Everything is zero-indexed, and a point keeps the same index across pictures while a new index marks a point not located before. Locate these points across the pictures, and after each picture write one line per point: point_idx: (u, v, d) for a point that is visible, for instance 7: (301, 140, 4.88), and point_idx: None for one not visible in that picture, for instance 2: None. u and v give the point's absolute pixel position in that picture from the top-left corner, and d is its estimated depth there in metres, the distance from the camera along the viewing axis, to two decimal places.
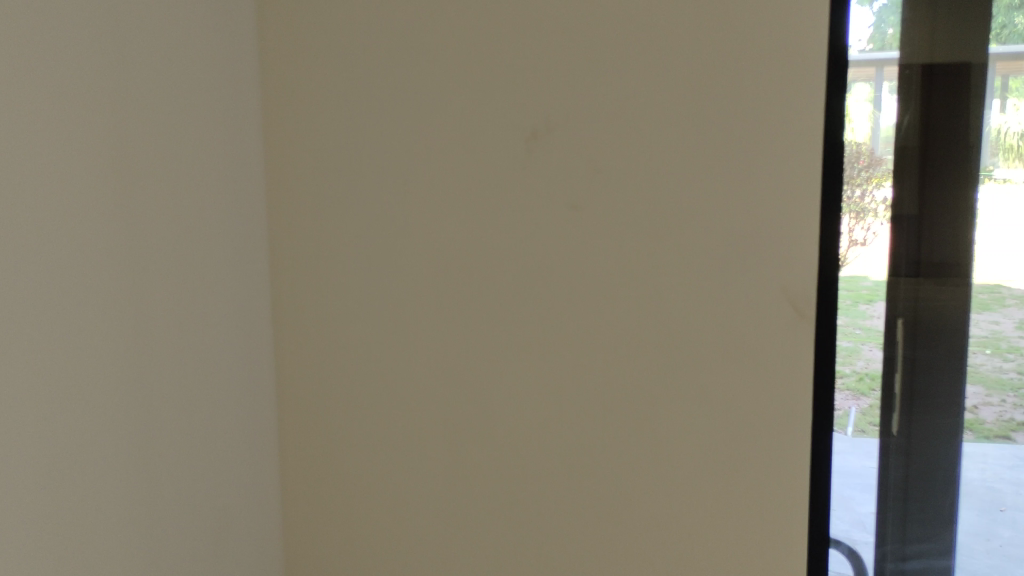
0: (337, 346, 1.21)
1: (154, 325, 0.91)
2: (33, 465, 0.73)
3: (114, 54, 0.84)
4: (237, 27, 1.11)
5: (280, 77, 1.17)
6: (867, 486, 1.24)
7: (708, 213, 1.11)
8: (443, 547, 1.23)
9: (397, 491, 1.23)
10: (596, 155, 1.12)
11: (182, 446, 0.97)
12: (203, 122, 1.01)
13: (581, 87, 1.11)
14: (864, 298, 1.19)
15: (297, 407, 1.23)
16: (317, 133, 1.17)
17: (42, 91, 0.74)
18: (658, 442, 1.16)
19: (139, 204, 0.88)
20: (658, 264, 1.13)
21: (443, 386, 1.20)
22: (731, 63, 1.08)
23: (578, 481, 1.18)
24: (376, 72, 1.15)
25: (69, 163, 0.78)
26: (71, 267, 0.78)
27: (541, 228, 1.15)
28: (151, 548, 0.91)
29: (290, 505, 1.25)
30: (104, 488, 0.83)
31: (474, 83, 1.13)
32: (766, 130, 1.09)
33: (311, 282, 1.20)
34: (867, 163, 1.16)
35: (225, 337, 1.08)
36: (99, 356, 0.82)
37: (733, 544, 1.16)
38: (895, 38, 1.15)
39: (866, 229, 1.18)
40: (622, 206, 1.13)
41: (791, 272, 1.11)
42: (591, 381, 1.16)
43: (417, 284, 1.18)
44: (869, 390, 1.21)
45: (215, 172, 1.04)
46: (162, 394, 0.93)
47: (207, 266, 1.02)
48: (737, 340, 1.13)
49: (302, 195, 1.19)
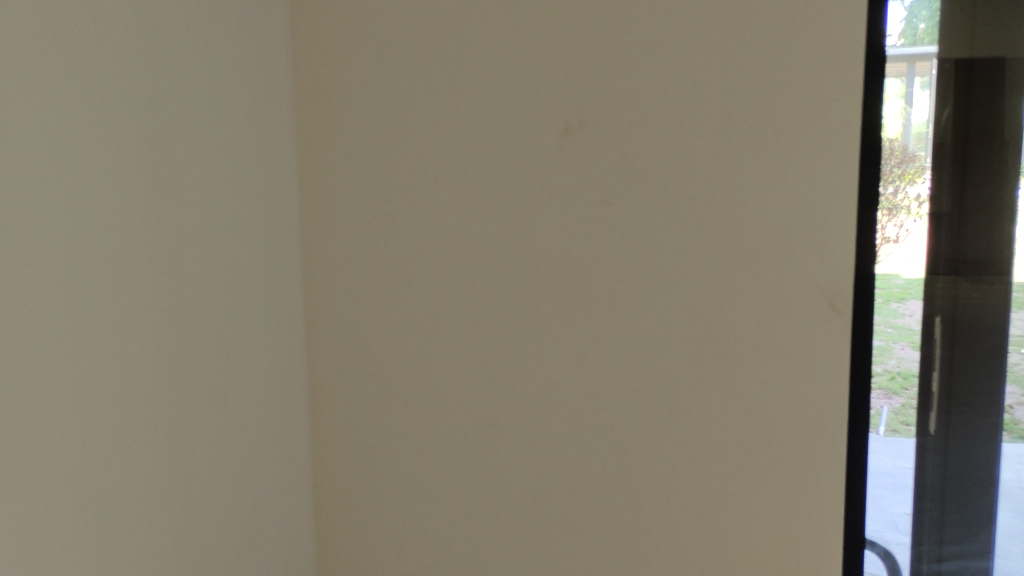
0: (368, 343, 1.21)
1: (186, 323, 0.91)
2: (67, 465, 0.74)
3: (148, 54, 0.85)
4: (269, 26, 1.11)
5: (311, 74, 1.18)
6: (900, 486, 1.21)
7: (742, 208, 1.10)
8: (475, 545, 1.23)
9: (429, 488, 1.23)
10: (629, 151, 1.11)
11: (214, 444, 0.97)
12: (236, 121, 1.02)
13: (613, 82, 1.10)
14: (896, 296, 1.17)
15: (329, 404, 1.24)
16: (349, 129, 1.17)
17: (76, 88, 0.74)
18: (691, 441, 1.15)
19: (173, 202, 0.88)
20: (691, 261, 1.12)
21: (474, 384, 1.19)
22: (767, 58, 1.07)
23: (609, 480, 1.18)
24: (407, 70, 1.15)
25: (107, 163, 0.78)
26: (107, 266, 0.78)
27: (573, 224, 1.14)
28: (184, 546, 0.91)
29: (322, 502, 1.26)
30: (139, 486, 0.83)
31: (506, 79, 1.13)
32: (802, 125, 1.07)
33: (342, 279, 1.21)
34: (900, 160, 1.14)
35: (257, 336, 1.08)
36: (135, 353, 0.83)
37: (766, 544, 1.15)
38: (927, 33, 1.13)
39: (899, 226, 1.15)
40: (654, 202, 1.12)
41: (826, 269, 1.09)
42: (623, 379, 1.16)
43: (449, 282, 1.18)
44: (902, 389, 1.19)
45: (247, 170, 1.05)
46: (194, 392, 0.93)
47: (240, 265, 1.03)
48: (772, 338, 1.11)
49: (334, 192, 1.19)
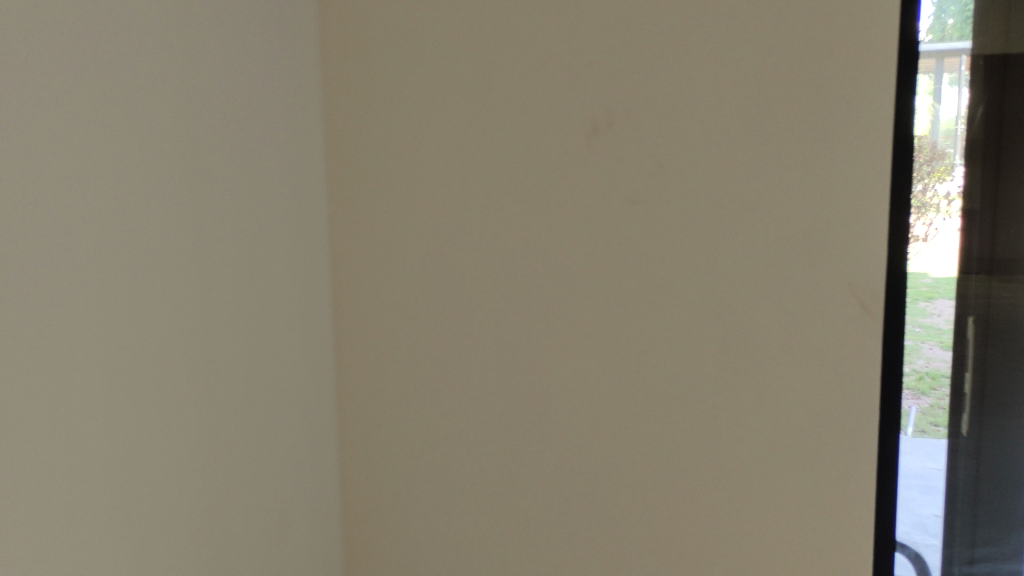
0: (395, 342, 1.21)
1: (217, 321, 0.92)
2: (97, 461, 0.74)
3: (179, 54, 0.85)
4: (299, 27, 1.11)
5: (340, 72, 1.18)
6: (929, 487, 1.19)
7: (773, 207, 1.09)
8: (501, 545, 1.23)
9: (455, 486, 1.23)
10: (658, 149, 1.10)
11: (242, 441, 0.98)
12: (265, 121, 1.02)
13: (642, 79, 1.10)
14: (924, 295, 1.15)
15: (357, 402, 1.24)
16: (378, 128, 1.18)
17: (107, 88, 0.75)
18: (721, 442, 1.14)
19: (203, 202, 0.89)
20: (721, 261, 1.11)
21: (501, 383, 1.19)
22: (799, 56, 1.06)
23: (637, 480, 1.17)
24: (435, 69, 1.15)
25: (137, 163, 0.79)
26: (138, 264, 0.79)
27: (602, 223, 1.13)
28: (212, 542, 0.92)
29: (350, 499, 1.26)
30: (168, 483, 0.84)
31: (534, 78, 1.12)
32: (834, 122, 1.06)
33: (370, 278, 1.21)
34: (928, 157, 1.12)
35: (286, 334, 1.08)
36: (164, 352, 0.83)
37: (797, 546, 1.14)
38: (955, 29, 1.11)
39: (927, 225, 1.13)
40: (685, 201, 1.11)
41: (857, 268, 1.08)
42: (651, 378, 1.15)
43: (476, 282, 1.18)
44: (931, 389, 1.18)
45: (276, 169, 1.05)
46: (223, 390, 0.93)
47: (269, 265, 1.03)
48: (803, 338, 1.10)
49: (362, 190, 1.19)
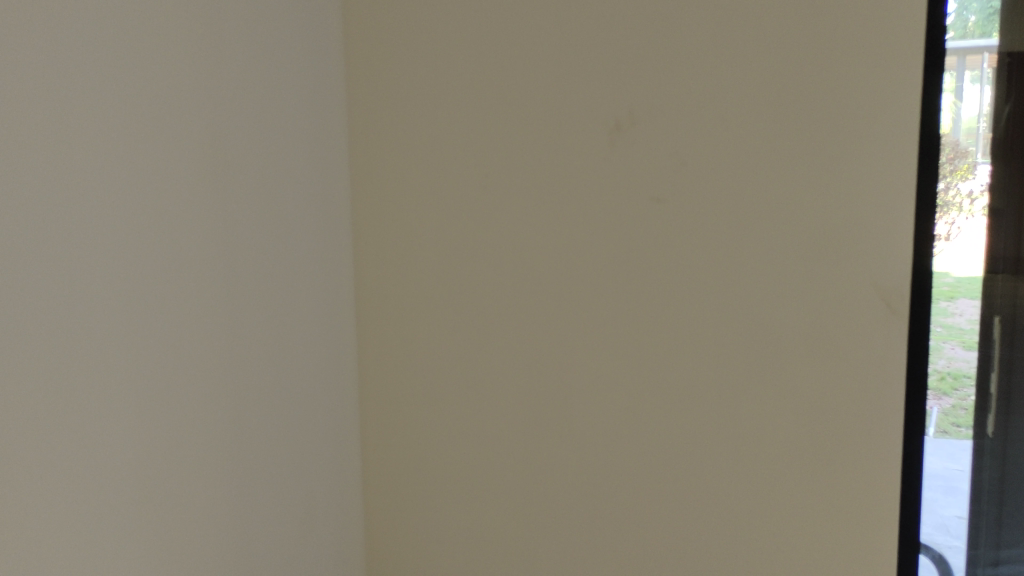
0: (418, 340, 1.22)
1: (241, 321, 0.92)
2: (128, 458, 0.75)
3: (208, 55, 0.86)
4: (323, 26, 1.12)
5: (363, 72, 1.18)
6: (952, 488, 1.18)
7: (797, 206, 1.08)
8: (523, 545, 1.22)
9: (477, 484, 1.23)
10: (681, 148, 1.10)
11: (266, 438, 0.98)
12: (289, 120, 1.02)
13: (665, 78, 1.09)
14: (945, 295, 1.14)
15: (379, 400, 1.24)
16: (400, 127, 1.18)
17: (139, 87, 0.75)
18: (744, 441, 1.13)
19: (229, 201, 0.89)
20: (744, 260, 1.10)
21: (523, 383, 1.19)
22: (825, 54, 1.05)
23: (660, 479, 1.17)
24: (458, 67, 1.15)
25: (168, 162, 0.79)
26: (167, 262, 0.79)
27: (624, 222, 1.13)
28: (236, 537, 0.92)
29: (371, 496, 1.27)
30: (195, 479, 0.84)
31: (557, 76, 1.12)
32: (860, 120, 1.05)
33: (392, 276, 1.21)
34: (951, 156, 1.11)
35: (309, 332, 1.09)
36: (192, 350, 0.84)
37: (820, 547, 1.13)
38: (977, 26, 1.09)
39: (950, 224, 1.12)
40: (708, 200, 1.10)
41: (882, 269, 1.07)
42: (673, 377, 1.14)
43: (498, 282, 1.18)
44: (953, 389, 1.16)
45: (300, 168, 1.05)
46: (248, 386, 0.94)
47: (292, 265, 1.04)
48: (828, 338, 1.09)
49: (385, 189, 1.19)
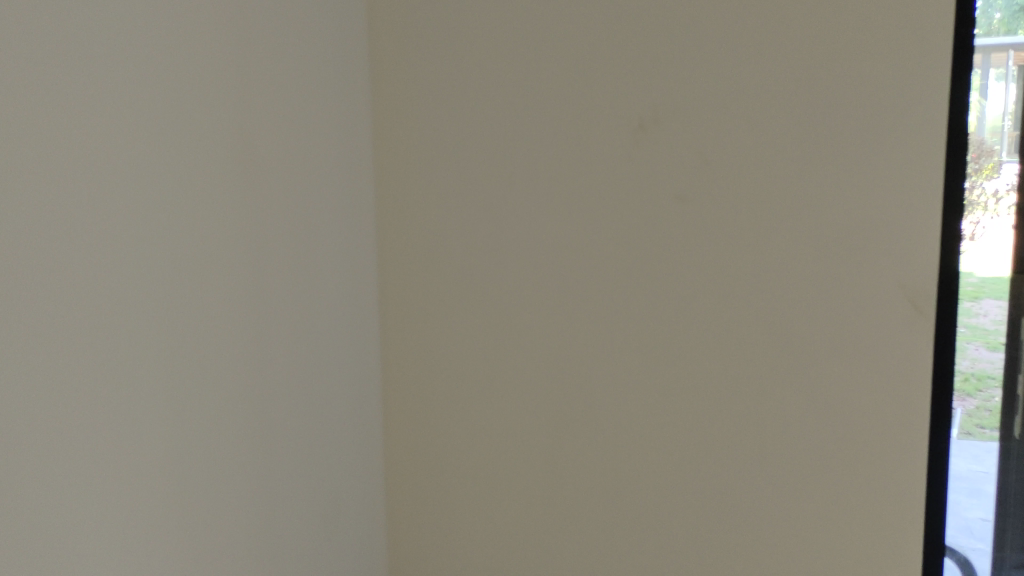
0: (440, 338, 1.22)
1: (267, 320, 0.93)
2: (158, 454, 0.76)
3: (235, 57, 0.86)
4: (348, 27, 1.12)
5: (388, 70, 1.18)
6: (976, 490, 1.16)
7: (823, 204, 1.07)
8: (546, 544, 1.22)
9: (499, 482, 1.23)
10: (705, 146, 1.10)
11: (292, 435, 0.99)
12: (314, 120, 1.03)
13: (690, 76, 1.09)
14: (968, 295, 1.12)
15: (402, 399, 1.25)
16: (424, 127, 1.18)
17: (168, 87, 0.76)
18: (767, 441, 1.13)
19: (256, 202, 0.90)
20: (769, 259, 1.10)
21: (546, 381, 1.19)
22: (851, 53, 1.04)
23: (682, 478, 1.16)
24: (482, 66, 1.15)
25: (196, 163, 0.80)
26: (195, 261, 0.80)
27: (647, 221, 1.13)
28: (261, 534, 0.93)
29: (394, 494, 1.27)
30: (221, 475, 0.85)
31: (580, 75, 1.12)
32: (886, 120, 1.04)
33: (415, 275, 1.21)
34: (975, 155, 1.09)
35: (334, 330, 1.09)
36: (219, 348, 0.84)
37: (845, 548, 1.13)
38: (1002, 24, 1.07)
39: (975, 223, 1.10)
40: (732, 199, 1.10)
41: (909, 269, 1.06)
42: (696, 376, 1.14)
43: (521, 281, 1.18)
44: (977, 390, 1.15)
45: (325, 167, 1.06)
46: (273, 384, 0.95)
47: (317, 263, 1.04)
48: (853, 338, 1.09)
49: (409, 188, 1.20)
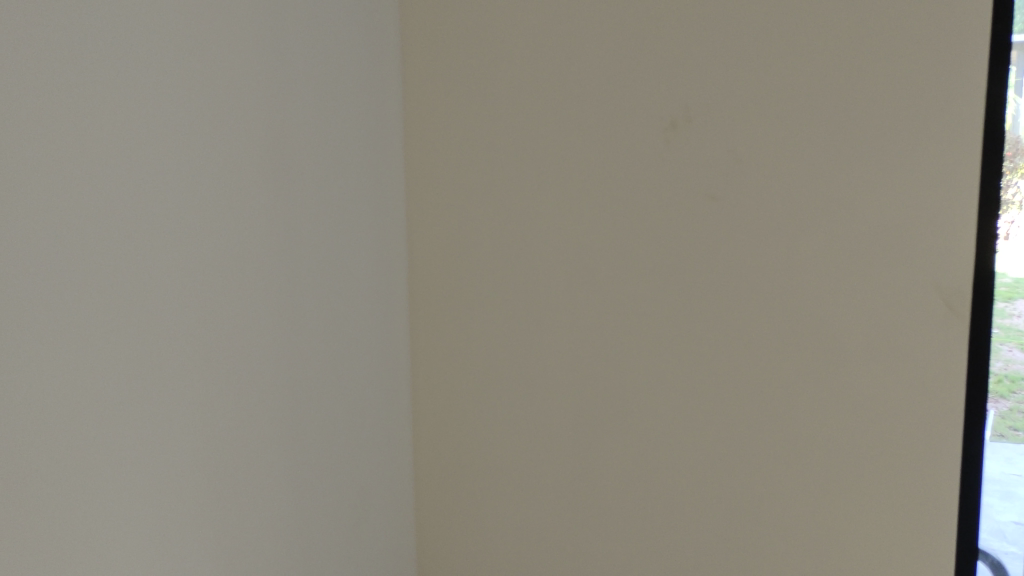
0: (469, 336, 1.22)
1: (299, 319, 0.94)
2: (190, 451, 0.76)
3: (268, 61, 0.87)
4: (381, 30, 1.13)
5: (420, 71, 1.19)
6: (1009, 493, 1.14)
7: (856, 203, 1.06)
8: (572, 542, 1.23)
9: (526, 480, 1.23)
10: (736, 144, 1.09)
11: (324, 430, 1.00)
12: (346, 121, 1.04)
13: (721, 75, 1.08)
14: (1003, 295, 1.10)
15: (432, 396, 1.25)
16: (455, 126, 1.19)
17: (201, 89, 0.77)
18: (797, 442, 1.12)
19: (288, 201, 0.91)
20: (800, 259, 1.09)
21: (575, 380, 1.19)
22: (886, 53, 1.03)
23: (710, 478, 1.16)
24: (512, 66, 1.15)
25: (229, 163, 0.81)
26: (228, 260, 0.81)
27: (677, 219, 1.12)
28: (292, 528, 0.94)
29: (423, 490, 1.28)
30: (252, 471, 0.86)
31: (611, 74, 1.12)
32: (921, 119, 1.03)
33: (445, 273, 1.22)
34: (1012, 153, 1.05)
35: (364, 329, 1.10)
36: (251, 347, 0.85)
37: (875, 550, 1.12)
38: None
39: (1008, 222, 1.07)
40: (763, 198, 1.09)
41: (943, 269, 1.05)
42: (725, 375, 1.13)
43: (551, 278, 1.18)
44: (1010, 393, 1.12)
45: (356, 167, 1.07)
46: (304, 381, 0.95)
47: (349, 263, 1.05)
48: (886, 338, 1.08)
49: (440, 186, 1.20)
